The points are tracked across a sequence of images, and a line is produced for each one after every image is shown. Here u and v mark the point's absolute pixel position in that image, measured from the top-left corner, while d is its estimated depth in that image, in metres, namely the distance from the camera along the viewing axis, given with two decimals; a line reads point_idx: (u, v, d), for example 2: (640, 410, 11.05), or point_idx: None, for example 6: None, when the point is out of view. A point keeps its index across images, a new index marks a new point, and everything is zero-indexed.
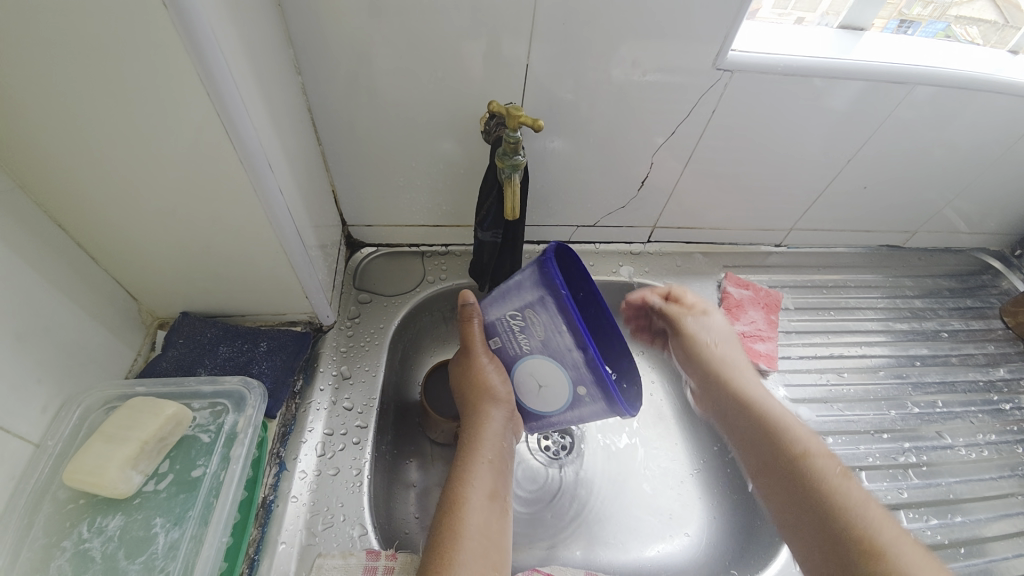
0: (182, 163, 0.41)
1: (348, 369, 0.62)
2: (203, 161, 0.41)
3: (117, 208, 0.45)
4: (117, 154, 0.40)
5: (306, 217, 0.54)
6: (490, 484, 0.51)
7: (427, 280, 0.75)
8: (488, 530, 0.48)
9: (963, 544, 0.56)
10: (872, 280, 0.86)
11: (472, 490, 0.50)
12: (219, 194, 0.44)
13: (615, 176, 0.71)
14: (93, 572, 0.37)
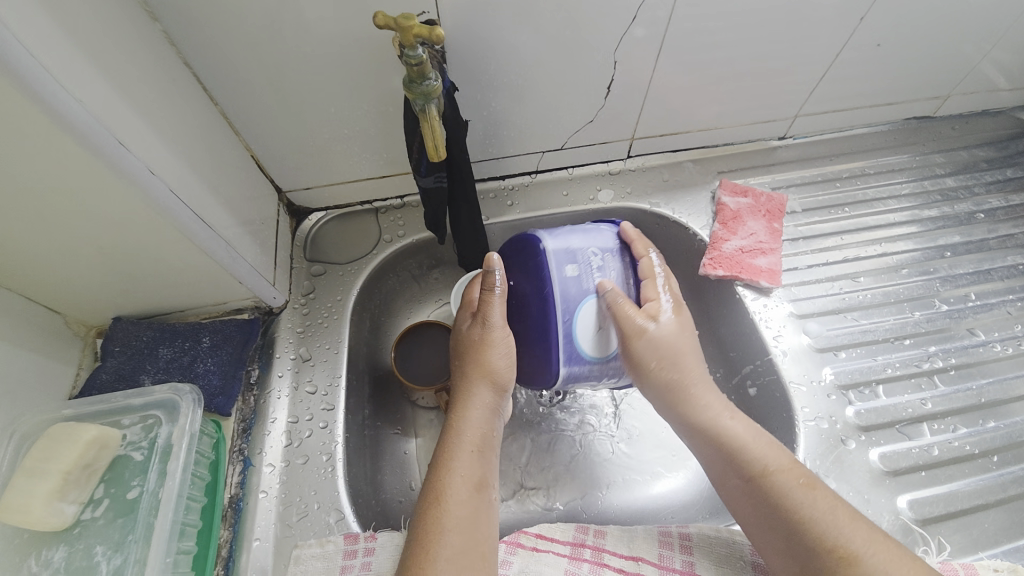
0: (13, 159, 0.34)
1: (307, 350, 0.58)
2: (37, 153, 0.34)
3: None
4: None
5: (210, 197, 0.47)
6: (477, 472, 0.45)
7: (384, 240, 0.68)
8: (468, 526, 0.42)
9: (997, 452, 0.51)
10: (895, 162, 0.74)
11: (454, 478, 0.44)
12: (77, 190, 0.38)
13: (573, 86, 0.60)
14: None
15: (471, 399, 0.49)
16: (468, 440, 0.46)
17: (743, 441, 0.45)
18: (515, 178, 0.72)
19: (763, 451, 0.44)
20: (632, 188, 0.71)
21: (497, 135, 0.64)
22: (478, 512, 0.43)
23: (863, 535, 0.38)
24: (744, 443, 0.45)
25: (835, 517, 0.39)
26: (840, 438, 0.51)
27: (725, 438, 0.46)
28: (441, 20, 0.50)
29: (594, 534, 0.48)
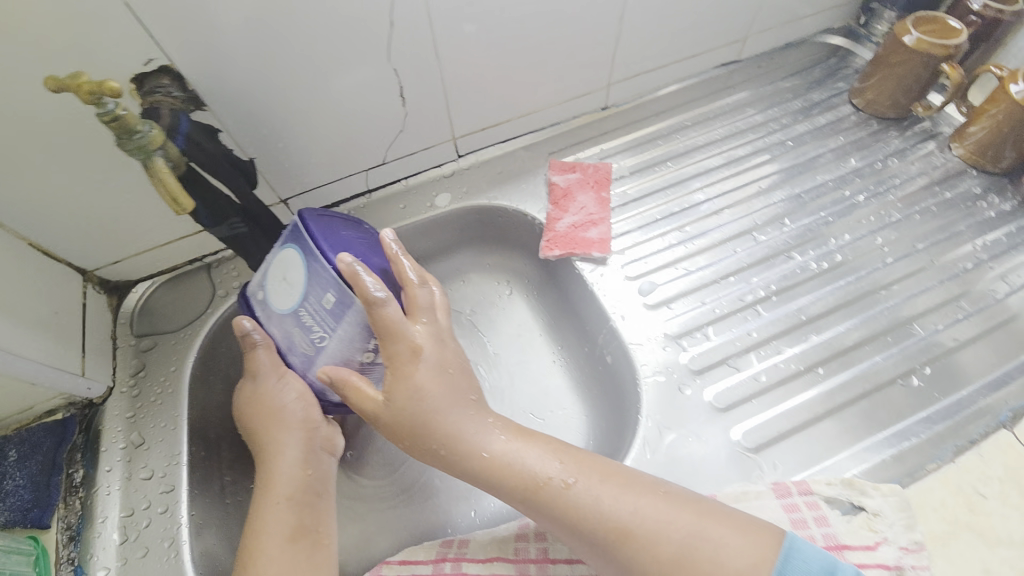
0: None
1: (140, 435, 0.55)
2: None
3: None
4: None
5: None
6: (291, 523, 0.44)
7: (219, 296, 0.64)
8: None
9: (821, 364, 0.53)
10: (713, 110, 0.77)
11: (267, 537, 0.43)
12: None
13: (362, 101, 0.58)
14: None
15: (290, 454, 0.48)
16: (281, 493, 0.46)
17: (515, 462, 0.42)
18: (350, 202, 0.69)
19: (539, 464, 0.42)
20: (468, 187, 0.71)
21: (306, 165, 0.61)
22: (299, 563, 0.42)
23: (646, 510, 0.39)
24: (517, 464, 0.42)
25: (621, 502, 0.39)
26: (677, 387, 0.52)
27: (492, 474, 0.42)
28: (176, 63, 0.46)
29: (457, 545, 0.47)
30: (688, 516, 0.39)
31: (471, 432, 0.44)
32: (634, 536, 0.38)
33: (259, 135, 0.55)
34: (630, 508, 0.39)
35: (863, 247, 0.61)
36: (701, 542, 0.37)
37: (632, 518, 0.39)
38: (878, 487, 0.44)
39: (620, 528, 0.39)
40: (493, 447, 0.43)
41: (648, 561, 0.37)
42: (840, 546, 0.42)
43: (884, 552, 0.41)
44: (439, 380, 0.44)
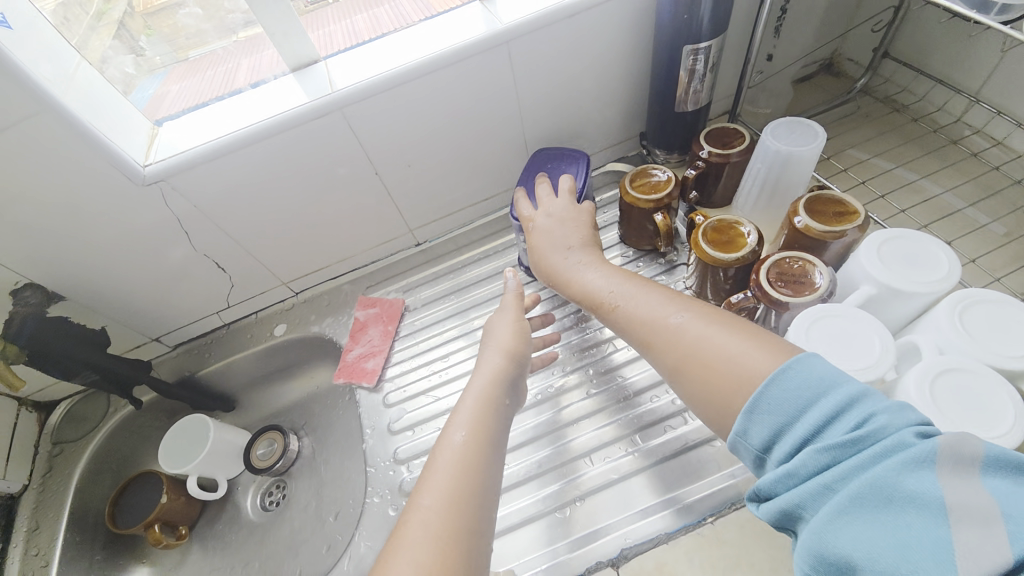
0: None
1: (36, 521, 0.76)
2: None
3: None
4: None
5: None
6: (475, 429, 0.52)
7: (111, 410, 0.86)
8: (451, 512, 0.43)
9: (503, 492, 0.64)
10: (509, 239, 0.90)
11: (448, 444, 0.50)
12: None
13: (190, 273, 0.79)
14: None
15: (483, 415, 0.53)
16: (479, 442, 0.50)
17: (596, 292, 0.60)
18: (214, 332, 0.91)
19: (603, 288, 0.59)
20: (299, 318, 0.89)
21: (164, 317, 0.83)
22: (449, 480, 0.46)
23: (620, 333, 0.56)
24: (598, 293, 0.59)
25: (646, 305, 0.53)
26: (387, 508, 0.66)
27: (583, 293, 0.62)
28: (35, 278, 0.69)
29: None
30: (690, 322, 0.49)
31: (579, 269, 0.63)
32: (650, 328, 0.51)
33: (114, 307, 0.77)
34: (652, 301, 0.53)
35: (577, 379, 0.72)
36: (720, 339, 0.45)
37: (617, 307, 0.56)
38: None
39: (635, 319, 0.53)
40: (590, 277, 0.61)
41: (665, 349, 0.49)
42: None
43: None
44: (559, 223, 0.68)
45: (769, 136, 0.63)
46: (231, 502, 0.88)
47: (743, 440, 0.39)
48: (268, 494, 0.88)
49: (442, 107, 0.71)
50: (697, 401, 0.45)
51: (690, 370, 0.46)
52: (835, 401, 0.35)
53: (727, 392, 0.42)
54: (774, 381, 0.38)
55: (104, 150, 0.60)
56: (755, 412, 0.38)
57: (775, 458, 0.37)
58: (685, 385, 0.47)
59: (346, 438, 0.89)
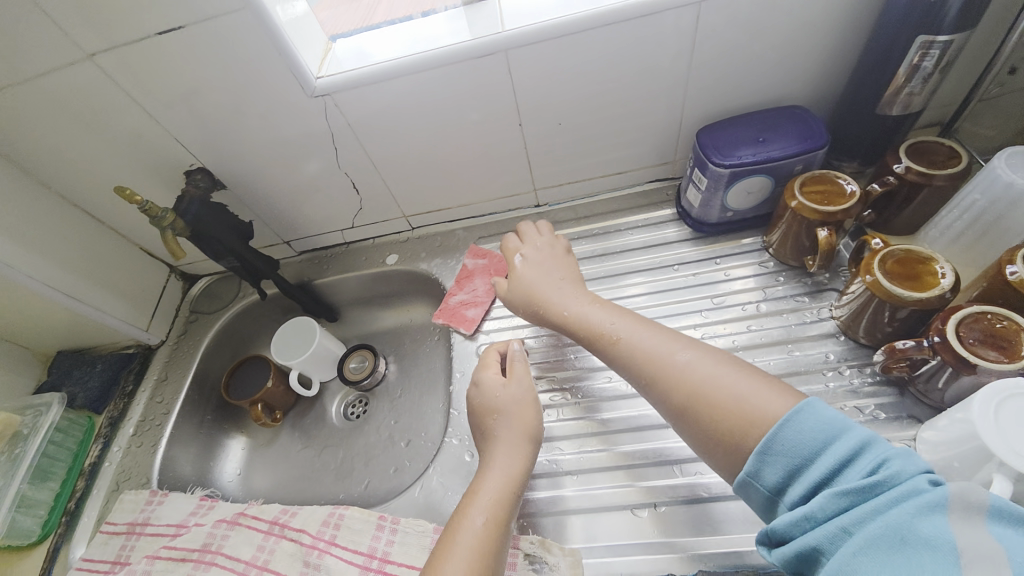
0: None
1: (165, 373, 0.88)
2: None
3: None
4: None
5: (74, 279, 0.78)
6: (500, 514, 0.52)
7: (240, 295, 0.97)
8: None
9: (579, 472, 0.63)
10: (631, 221, 0.85)
11: (473, 524, 0.51)
12: None
13: (330, 188, 0.84)
14: None
15: (505, 496, 0.54)
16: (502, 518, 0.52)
17: (583, 318, 0.63)
18: (334, 248, 0.97)
19: (593, 320, 0.62)
20: (411, 252, 0.93)
21: (299, 224, 0.91)
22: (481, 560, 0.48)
23: (621, 367, 0.57)
24: (583, 320, 0.63)
25: (653, 343, 0.55)
26: (464, 451, 0.68)
27: (561, 320, 0.66)
28: (207, 164, 0.77)
29: (286, 513, 0.66)
30: (698, 359, 0.52)
31: (560, 299, 0.67)
32: (654, 365, 0.53)
33: (261, 204, 0.85)
34: (657, 339, 0.56)
35: None
36: (731, 379, 0.48)
37: (620, 339, 0.58)
38: (563, 547, 0.57)
39: (644, 353, 0.55)
40: (572, 309, 0.65)
41: (667, 381, 0.52)
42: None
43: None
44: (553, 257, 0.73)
45: (1002, 164, 0.52)
46: (320, 404, 0.96)
47: (756, 481, 0.42)
48: (350, 406, 0.94)
49: (603, 67, 0.67)
50: (702, 439, 0.48)
51: (698, 413, 0.48)
52: (844, 450, 0.39)
53: (738, 433, 0.45)
54: (791, 422, 0.42)
55: (283, 55, 0.63)
56: (770, 455, 0.42)
57: (790, 501, 0.40)
58: (688, 426, 0.49)
59: (429, 376, 0.93)
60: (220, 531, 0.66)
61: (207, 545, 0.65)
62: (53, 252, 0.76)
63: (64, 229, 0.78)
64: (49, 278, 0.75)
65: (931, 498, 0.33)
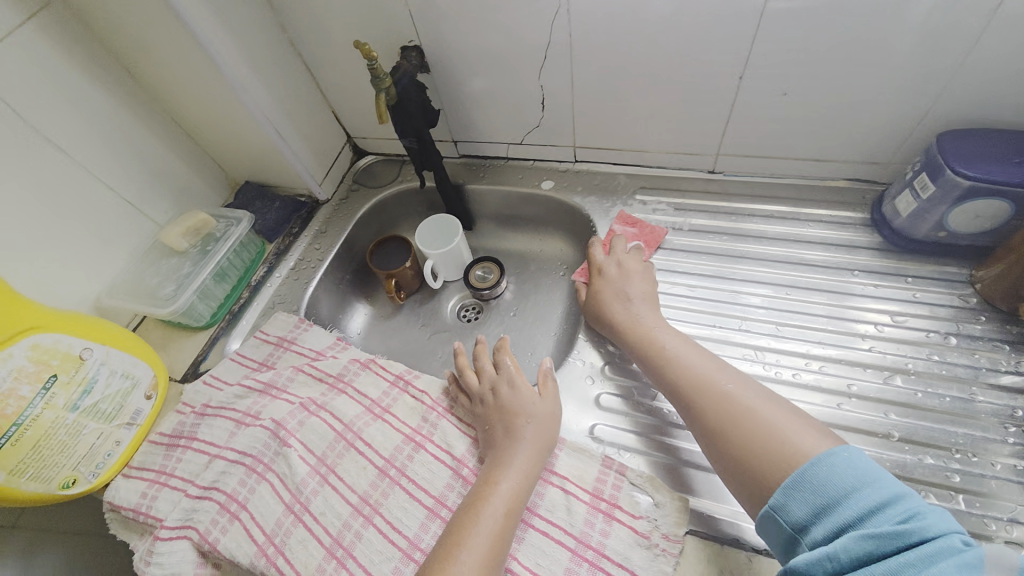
0: (197, 81, 0.77)
1: (325, 227, 0.97)
2: (205, 79, 0.76)
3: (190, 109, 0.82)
4: (176, 79, 0.77)
5: (287, 121, 0.87)
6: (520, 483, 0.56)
7: (398, 180, 1.04)
8: (512, 517, 0.53)
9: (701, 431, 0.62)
10: (809, 215, 0.80)
11: (499, 489, 0.55)
12: (223, 103, 0.80)
13: (520, 99, 0.85)
14: (171, 279, 0.78)
15: (534, 464, 0.57)
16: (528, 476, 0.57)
17: (633, 321, 0.68)
18: (494, 160, 1.00)
19: (641, 324, 0.68)
20: (567, 183, 0.93)
21: (474, 128, 0.93)
22: (501, 516, 0.53)
23: (664, 379, 0.62)
24: (634, 324, 0.68)
25: (698, 362, 0.61)
26: (586, 375, 0.70)
27: (601, 312, 0.72)
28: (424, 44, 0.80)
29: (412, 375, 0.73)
30: (741, 388, 0.57)
31: (630, 302, 0.71)
32: (703, 386, 0.58)
33: (451, 98, 0.88)
34: (707, 363, 0.61)
35: (829, 385, 0.64)
36: (767, 412, 0.53)
37: (668, 359, 0.63)
38: (673, 494, 0.56)
39: (699, 370, 0.60)
40: (646, 319, 0.68)
41: (712, 411, 0.56)
42: (615, 504, 0.56)
43: (641, 522, 0.55)
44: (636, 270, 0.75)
45: None
46: (440, 298, 1.02)
47: (782, 514, 0.45)
48: (465, 309, 1.00)
49: (868, 34, 0.61)
50: (730, 471, 0.52)
51: (732, 437, 0.53)
52: (875, 495, 0.41)
53: (763, 473, 0.49)
54: (823, 463, 0.45)
55: None
56: (797, 492, 0.45)
57: (810, 540, 0.43)
58: (720, 451, 0.54)
59: (547, 304, 0.96)
60: (353, 368, 0.74)
61: (341, 375, 0.73)
62: (279, 95, 0.84)
63: (289, 78, 0.86)
64: (271, 118, 0.84)
65: (969, 557, 0.35)
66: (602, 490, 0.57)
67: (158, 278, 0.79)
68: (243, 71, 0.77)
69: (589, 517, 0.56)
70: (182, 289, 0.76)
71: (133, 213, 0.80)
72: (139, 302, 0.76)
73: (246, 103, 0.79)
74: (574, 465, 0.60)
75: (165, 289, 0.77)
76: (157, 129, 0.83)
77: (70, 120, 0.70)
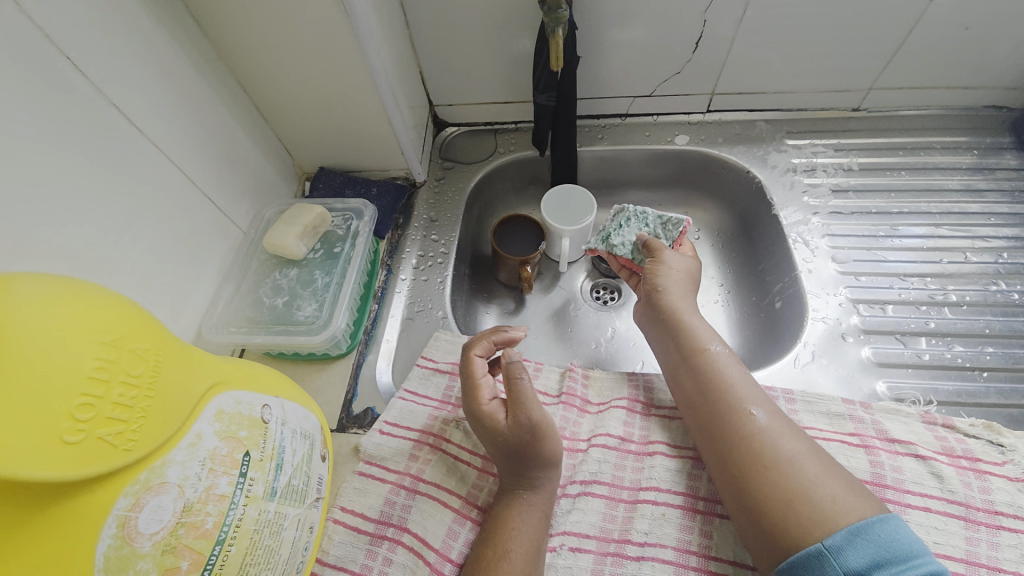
0: (292, 23, 0.57)
1: (436, 215, 0.79)
2: (306, 20, 0.56)
3: (272, 66, 0.62)
4: (263, 23, 0.56)
5: (396, 78, 0.69)
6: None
7: (498, 151, 0.88)
8: (535, 563, 0.48)
9: (988, 369, 0.58)
10: (965, 142, 0.78)
11: None
12: (322, 57, 0.61)
13: (667, 41, 0.74)
14: (302, 291, 0.58)
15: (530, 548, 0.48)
16: (544, 512, 0.51)
17: (688, 328, 0.58)
18: (609, 119, 0.88)
19: (705, 338, 0.57)
20: (705, 135, 0.85)
21: (598, 80, 0.81)
22: None
23: (693, 395, 0.54)
24: (688, 332, 0.58)
25: (742, 380, 0.54)
26: (839, 333, 0.61)
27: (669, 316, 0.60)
28: None
29: (644, 388, 0.62)
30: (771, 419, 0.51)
31: (688, 309, 0.61)
32: (732, 411, 0.51)
33: (585, 43, 0.75)
34: (749, 382, 0.54)
35: None
36: (818, 469, 0.47)
37: (739, 384, 0.53)
38: (1013, 431, 0.52)
39: (717, 374, 0.54)
40: (705, 331, 0.58)
41: (766, 444, 0.49)
42: (975, 458, 0.51)
43: (1009, 468, 0.50)
44: (687, 272, 0.66)
45: None
46: (567, 281, 0.88)
47: (836, 558, 0.42)
48: (600, 290, 0.87)
49: None
50: (756, 499, 0.47)
51: (758, 463, 0.48)
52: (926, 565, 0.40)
53: (793, 518, 0.45)
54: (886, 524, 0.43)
55: None
56: (860, 539, 0.42)
57: None
58: (737, 478, 0.49)
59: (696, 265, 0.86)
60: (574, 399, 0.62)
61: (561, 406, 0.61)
62: (387, 38, 0.65)
63: (391, 17, 0.67)
64: (385, 64, 0.64)
65: None
66: (954, 447, 0.51)
67: (281, 297, 0.57)
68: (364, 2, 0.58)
69: (964, 479, 0.50)
70: (326, 305, 0.57)
71: (212, 215, 0.59)
72: (266, 333, 0.55)
73: (366, 45, 0.60)
74: (909, 431, 0.53)
75: (301, 309, 0.56)
76: (223, 99, 0.61)
77: (136, 86, 0.49)
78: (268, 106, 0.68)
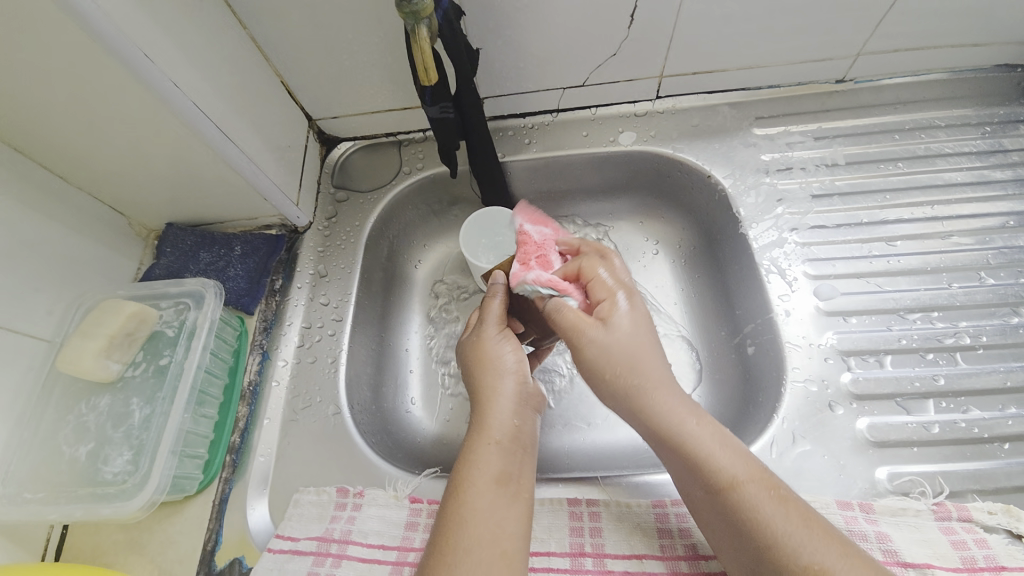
0: (29, 46, 0.38)
1: (325, 268, 0.63)
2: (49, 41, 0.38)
3: (34, 111, 0.43)
4: None
5: (225, 105, 0.51)
6: (499, 470, 0.41)
7: (404, 171, 0.70)
8: (517, 453, 0.42)
9: (1012, 441, 0.45)
10: (974, 116, 0.63)
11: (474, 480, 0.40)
12: (99, 90, 0.42)
13: (597, 16, 0.56)
14: (116, 430, 0.44)
15: (508, 442, 0.42)
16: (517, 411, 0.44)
17: (695, 449, 0.39)
18: (537, 117, 0.70)
19: (726, 462, 0.38)
20: (656, 130, 0.68)
21: (516, 71, 0.63)
22: (503, 518, 0.39)
23: (731, 546, 0.37)
24: (699, 457, 0.39)
25: (790, 526, 0.35)
26: (827, 404, 0.48)
27: (654, 426, 0.41)
28: None
29: (590, 536, 0.44)
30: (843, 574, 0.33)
31: (676, 404, 0.41)
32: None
33: (487, 28, 0.57)
34: (800, 527, 0.35)
35: None
36: None
37: (786, 536, 0.35)
38: None
39: (752, 517, 0.36)
40: (715, 442, 0.39)
41: None
42: (999, 568, 0.39)
43: None
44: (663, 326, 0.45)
45: None
46: None
47: None
48: None
49: None
50: None
51: None
52: None
53: None
54: None
55: None
56: None
57: None
58: None
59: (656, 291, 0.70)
60: None
61: None
62: (193, 52, 0.47)
63: (201, 19, 0.48)
64: (194, 91, 0.46)
65: None
66: (975, 558, 0.39)
67: (85, 446, 0.44)
68: (127, 14, 0.40)
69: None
70: (147, 451, 0.43)
71: None
72: (67, 502, 0.42)
73: (147, 74, 0.42)
74: (921, 544, 0.40)
75: (109, 462, 0.43)
76: None
77: None
78: (54, 161, 0.48)
